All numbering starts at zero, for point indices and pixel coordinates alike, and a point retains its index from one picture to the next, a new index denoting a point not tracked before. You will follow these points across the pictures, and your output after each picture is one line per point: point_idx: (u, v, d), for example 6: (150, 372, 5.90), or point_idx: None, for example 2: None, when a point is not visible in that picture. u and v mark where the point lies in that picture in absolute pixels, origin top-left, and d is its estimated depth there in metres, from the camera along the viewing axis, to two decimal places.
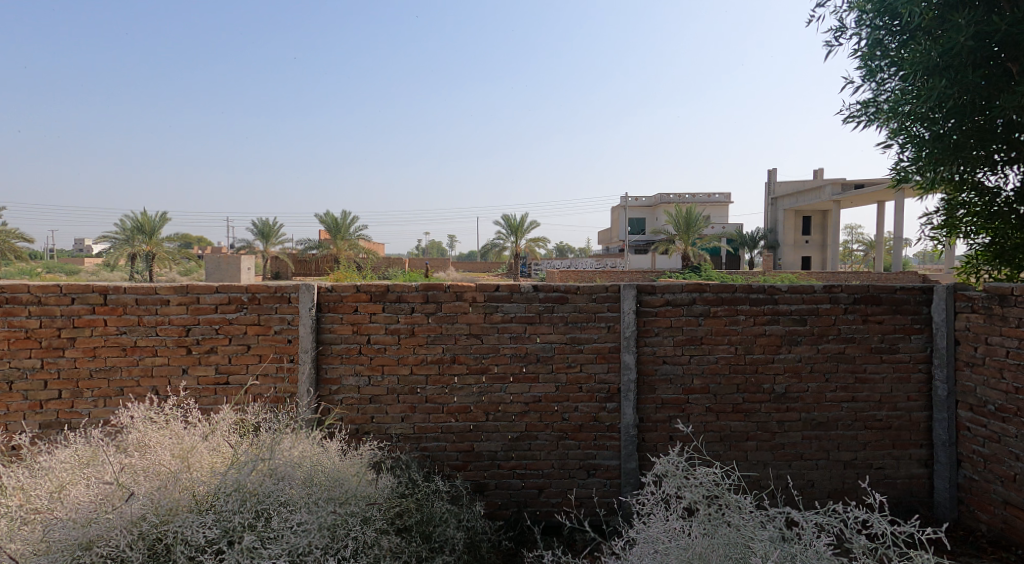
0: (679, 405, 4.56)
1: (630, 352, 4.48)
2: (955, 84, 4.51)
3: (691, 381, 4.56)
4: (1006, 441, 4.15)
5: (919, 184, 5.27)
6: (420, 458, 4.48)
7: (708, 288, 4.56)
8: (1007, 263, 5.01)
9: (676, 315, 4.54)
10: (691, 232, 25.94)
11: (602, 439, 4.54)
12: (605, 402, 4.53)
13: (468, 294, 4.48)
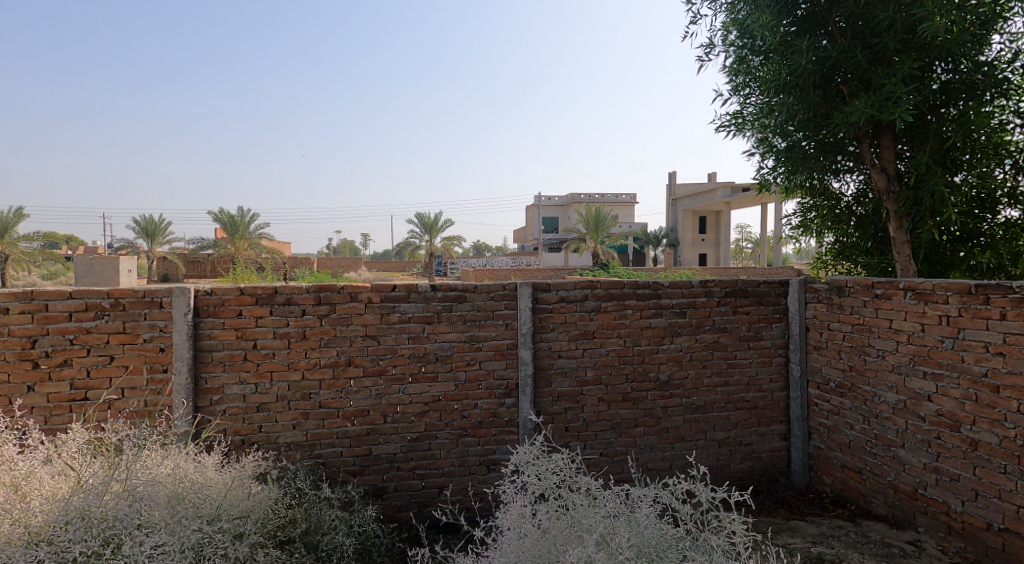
0: (574, 397, 4.72)
1: (527, 348, 4.57)
2: (801, 101, 4.98)
3: (584, 373, 4.73)
4: (843, 413, 4.68)
5: (782, 187, 5.80)
6: (314, 465, 4.36)
7: (598, 284, 4.74)
8: (849, 259, 5.68)
9: (569, 311, 4.68)
10: (604, 232, 26.81)
11: (501, 434, 4.62)
12: (503, 397, 4.61)
13: (362, 294, 4.39)
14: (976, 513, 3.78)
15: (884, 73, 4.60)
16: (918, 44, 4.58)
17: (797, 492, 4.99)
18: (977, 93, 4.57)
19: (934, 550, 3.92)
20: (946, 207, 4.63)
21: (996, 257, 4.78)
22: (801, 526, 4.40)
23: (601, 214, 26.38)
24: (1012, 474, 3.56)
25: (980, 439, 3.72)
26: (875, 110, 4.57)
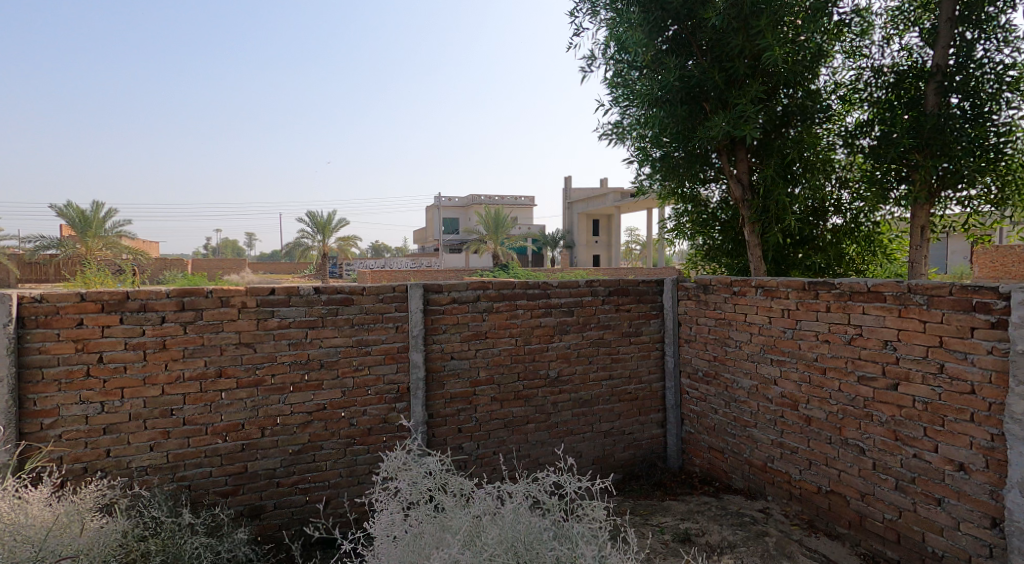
0: (467, 397, 4.80)
1: (418, 351, 4.59)
2: (670, 115, 5.34)
3: (476, 373, 4.82)
4: (708, 399, 5.15)
5: (657, 193, 6.30)
6: (178, 489, 4.11)
7: (490, 285, 4.84)
8: (714, 261, 6.30)
9: (462, 312, 4.75)
10: (502, 232, 26.84)
11: (391, 440, 4.60)
12: (394, 402, 4.60)
13: (236, 299, 4.19)
14: (811, 479, 4.38)
15: (737, 93, 5.10)
16: (763, 71, 5.14)
17: (671, 473, 5.37)
18: (810, 116, 5.36)
19: (779, 514, 4.51)
20: (787, 214, 5.34)
21: (826, 256, 5.67)
22: (673, 505, 4.77)
23: (500, 214, 26.59)
24: (835, 444, 4.21)
25: (813, 415, 4.33)
26: (730, 127, 5.06)
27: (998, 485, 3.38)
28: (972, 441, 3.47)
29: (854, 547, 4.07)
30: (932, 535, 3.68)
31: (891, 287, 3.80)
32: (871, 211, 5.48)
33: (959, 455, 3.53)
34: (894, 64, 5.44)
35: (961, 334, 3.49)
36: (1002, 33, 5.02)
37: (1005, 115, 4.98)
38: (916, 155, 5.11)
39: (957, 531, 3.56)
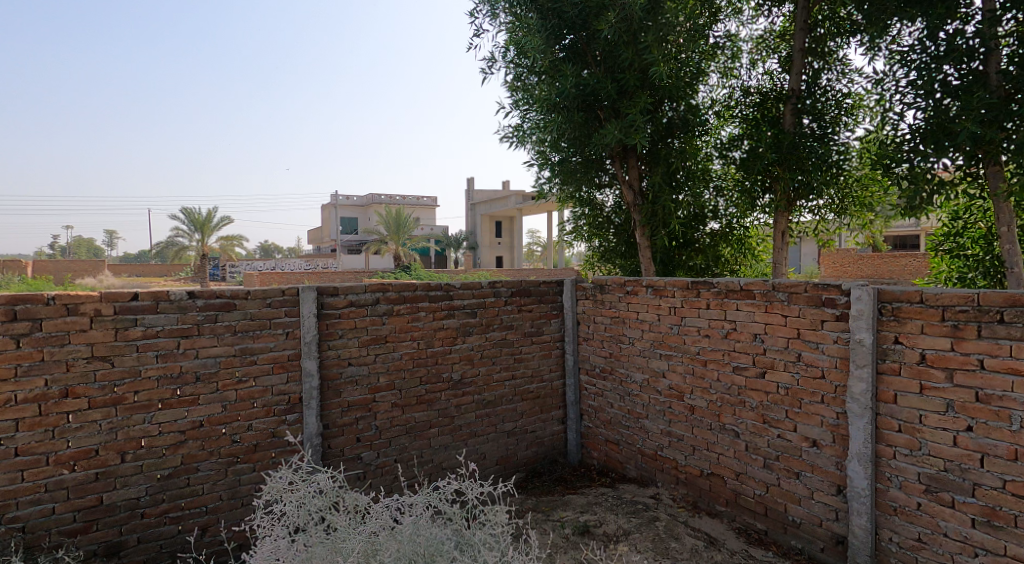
0: (366, 405, 4.60)
1: (312, 358, 4.31)
2: (568, 120, 5.57)
3: (376, 380, 4.64)
4: (604, 394, 5.42)
5: (557, 196, 6.54)
6: (8, 533, 3.49)
7: (390, 288, 4.70)
8: (608, 262, 6.63)
9: (360, 316, 4.54)
10: (405, 232, 26.81)
11: (281, 456, 4.27)
12: (284, 414, 4.27)
13: (85, 306, 3.63)
14: (694, 463, 4.75)
15: (629, 104, 5.40)
16: (651, 85, 5.48)
17: (571, 468, 5.58)
18: (690, 128, 5.84)
19: (668, 499, 4.85)
20: (672, 219, 5.75)
21: (704, 257, 6.24)
22: (572, 499, 4.96)
23: (399, 214, 26.17)
24: (715, 429, 4.58)
25: (696, 405, 4.70)
26: (623, 135, 5.34)
27: (841, 456, 3.84)
28: (822, 420, 3.93)
29: (731, 523, 4.48)
30: (793, 506, 4.13)
31: (759, 285, 4.23)
32: (742, 217, 6.06)
33: (812, 432, 3.98)
34: (759, 86, 6.05)
35: (814, 326, 3.94)
36: (838, 67, 5.86)
37: (842, 137, 5.70)
38: (777, 169, 5.56)
39: (811, 499, 4.02)
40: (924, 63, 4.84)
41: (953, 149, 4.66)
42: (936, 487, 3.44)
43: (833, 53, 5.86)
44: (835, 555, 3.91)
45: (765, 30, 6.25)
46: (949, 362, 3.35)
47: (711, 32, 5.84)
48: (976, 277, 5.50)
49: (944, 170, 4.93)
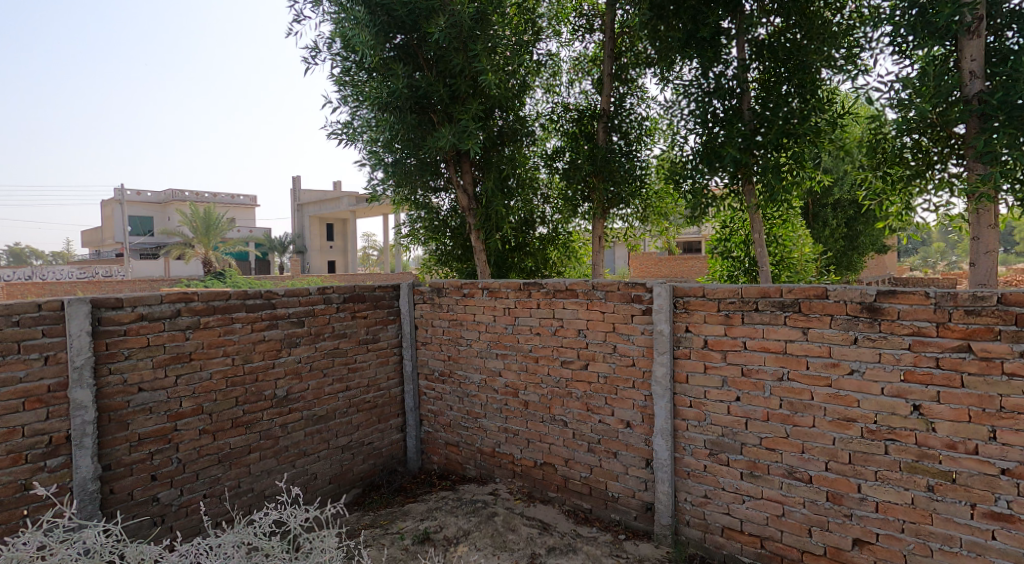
0: (163, 436, 4.00)
1: (83, 387, 3.63)
2: (400, 121, 5.44)
3: (177, 405, 4.07)
4: (444, 397, 5.39)
5: (391, 199, 6.37)
6: None
7: (195, 297, 4.14)
8: (445, 265, 6.64)
9: (153, 332, 3.94)
10: (213, 236, 24.09)
11: (38, 511, 3.54)
12: (43, 460, 3.54)
13: None
14: (529, 456, 4.93)
15: (461, 108, 5.44)
16: (483, 93, 5.57)
17: (411, 475, 5.46)
18: (518, 139, 6.07)
19: (505, 493, 4.99)
20: (505, 223, 5.92)
21: (534, 259, 6.48)
22: (412, 507, 4.85)
23: (210, 211, 23.64)
24: (547, 421, 4.81)
25: (530, 399, 4.88)
26: (457, 139, 5.36)
27: (649, 433, 4.29)
28: (633, 403, 4.36)
29: (562, 507, 4.75)
30: (612, 483, 4.50)
31: (581, 285, 4.54)
32: (566, 222, 6.43)
33: (626, 414, 4.40)
34: (577, 103, 6.47)
35: (626, 319, 4.35)
36: (638, 92, 6.40)
37: (642, 154, 6.27)
38: (594, 180, 6.05)
39: (626, 475, 4.42)
40: (699, 96, 5.63)
41: (718, 171, 5.54)
42: (716, 450, 4.01)
43: (635, 80, 6.40)
44: (647, 522, 4.34)
45: (579, 52, 6.66)
46: (723, 344, 3.94)
47: (534, 49, 6.21)
48: (739, 273, 6.42)
49: (717, 188, 5.86)
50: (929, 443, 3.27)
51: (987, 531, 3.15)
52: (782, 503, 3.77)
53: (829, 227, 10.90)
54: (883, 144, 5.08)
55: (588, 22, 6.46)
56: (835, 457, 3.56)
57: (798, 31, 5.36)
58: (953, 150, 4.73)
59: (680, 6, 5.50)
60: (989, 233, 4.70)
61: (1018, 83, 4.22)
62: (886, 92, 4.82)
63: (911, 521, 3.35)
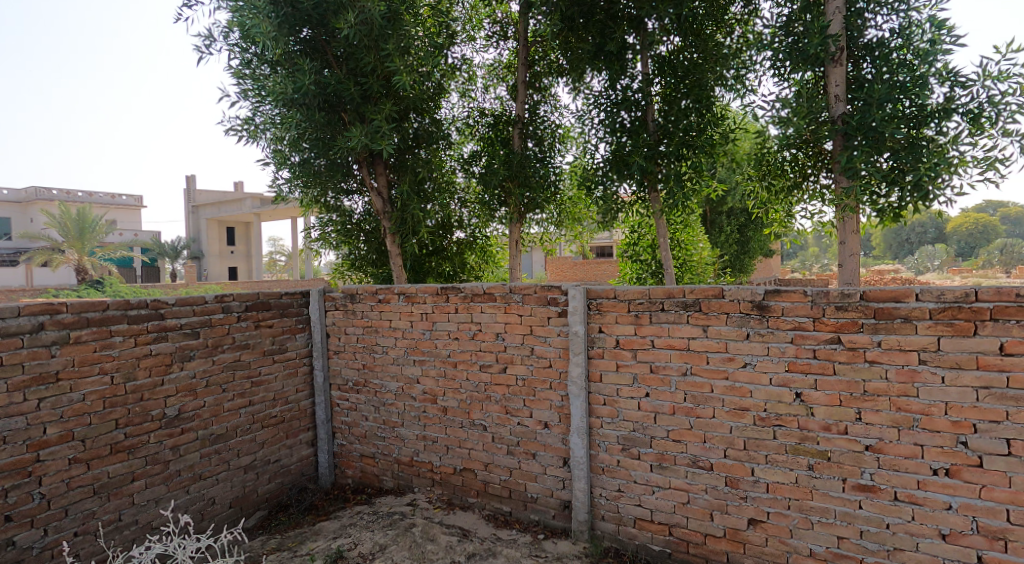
0: (23, 469, 3.55)
1: None
2: (308, 120, 5.16)
3: (43, 432, 3.63)
4: (359, 408, 5.15)
5: (299, 201, 6.05)
6: None
7: (63, 309, 3.72)
8: (359, 271, 6.39)
9: (8, 350, 3.49)
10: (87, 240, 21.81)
11: None
12: None
13: None
14: (449, 463, 4.80)
15: (373, 107, 5.24)
16: (397, 93, 5.39)
17: (323, 492, 5.18)
18: (433, 141, 5.91)
19: (424, 502, 4.82)
20: (421, 227, 5.77)
21: (452, 263, 6.37)
22: (323, 525, 4.60)
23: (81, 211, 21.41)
24: (466, 427, 4.70)
25: (449, 405, 4.75)
26: (368, 140, 5.16)
27: (565, 432, 4.31)
28: (550, 403, 4.36)
29: (481, 512, 4.66)
30: (531, 483, 4.47)
31: (499, 288, 4.48)
32: (483, 227, 6.35)
33: (543, 415, 4.39)
34: (493, 109, 6.41)
35: (542, 322, 4.35)
36: (552, 101, 6.46)
37: (557, 161, 6.30)
38: (510, 185, 6.01)
39: (544, 474, 4.41)
40: (608, 107, 5.78)
41: (620, 180, 5.75)
42: (628, 445, 4.11)
43: (548, 88, 6.44)
44: (565, 519, 4.35)
45: (493, 59, 6.59)
46: (634, 343, 4.05)
47: (449, 53, 6.07)
48: (646, 276, 6.58)
49: (625, 195, 5.97)
50: (809, 427, 3.56)
51: (856, 502, 3.46)
52: (687, 491, 3.92)
53: (723, 233, 11.70)
54: (767, 157, 5.46)
55: (501, 29, 6.42)
56: (732, 445, 3.77)
57: (694, 52, 5.57)
58: (822, 165, 5.17)
59: (589, 19, 5.62)
60: (851, 239, 5.14)
61: (871, 107, 4.64)
62: (769, 111, 5.16)
63: (796, 498, 3.61)
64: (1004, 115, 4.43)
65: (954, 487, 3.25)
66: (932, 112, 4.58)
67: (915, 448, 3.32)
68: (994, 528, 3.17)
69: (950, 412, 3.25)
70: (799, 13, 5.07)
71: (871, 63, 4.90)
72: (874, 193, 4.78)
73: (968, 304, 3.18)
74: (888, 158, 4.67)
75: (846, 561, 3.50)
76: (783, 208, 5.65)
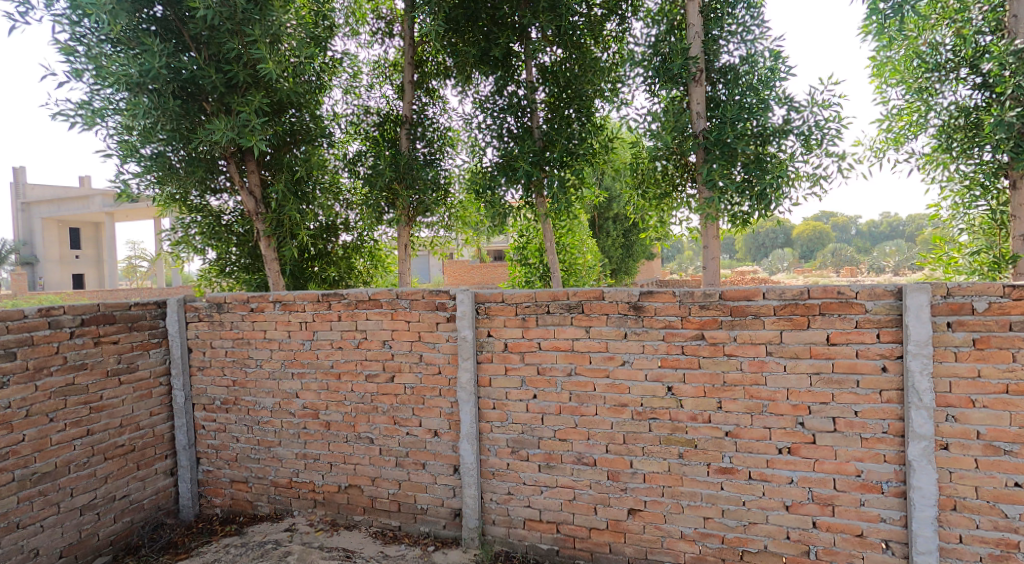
0: None
1: None
2: (159, 108, 4.59)
3: None
4: (228, 429, 4.66)
5: (155, 201, 5.40)
6: None
7: None
8: (232, 278, 5.83)
9: None
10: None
11: None
12: None
13: None
14: (333, 481, 4.44)
15: (241, 98, 4.76)
16: (268, 84, 4.94)
17: (185, 526, 4.61)
18: (312, 138, 5.48)
19: (304, 526, 4.43)
20: (300, 229, 5.40)
21: (338, 268, 5.97)
22: None
23: None
24: (351, 441, 4.37)
25: (332, 419, 4.40)
26: (235, 134, 4.69)
27: (455, 439, 4.12)
28: (440, 411, 4.15)
29: (369, 530, 4.34)
30: (421, 494, 4.24)
31: (385, 293, 4.21)
32: (371, 230, 6.00)
33: (433, 423, 4.17)
34: (378, 108, 6.11)
35: (431, 328, 4.14)
36: (440, 103, 6.25)
37: (445, 164, 6.14)
38: (398, 186, 5.73)
39: (435, 484, 4.20)
40: (494, 112, 5.72)
41: (505, 182, 5.61)
42: (518, 447, 4.00)
43: (436, 90, 6.24)
44: (455, 528, 4.16)
45: (379, 56, 6.30)
46: (521, 347, 3.95)
47: (329, 47, 5.70)
48: (535, 279, 6.54)
49: (514, 201, 5.87)
50: (679, 418, 3.67)
51: (718, 484, 3.61)
52: (573, 488, 3.89)
53: (611, 237, 12.10)
54: (641, 166, 5.58)
55: (386, 26, 6.15)
56: (613, 440, 3.79)
57: (575, 64, 5.65)
58: (688, 176, 5.41)
59: (473, 22, 5.56)
60: (713, 243, 5.39)
61: (727, 122, 4.91)
62: (641, 124, 5.32)
63: (669, 485, 3.70)
64: (827, 138, 4.84)
65: (795, 462, 3.47)
66: (773, 133, 4.93)
67: (764, 431, 3.52)
68: (824, 496, 3.43)
69: (791, 397, 3.47)
70: (665, 33, 5.26)
71: (724, 86, 5.20)
72: (730, 204, 5.08)
73: (803, 301, 3.43)
74: (741, 170, 4.97)
75: (710, 540, 3.64)
76: (656, 216, 5.78)
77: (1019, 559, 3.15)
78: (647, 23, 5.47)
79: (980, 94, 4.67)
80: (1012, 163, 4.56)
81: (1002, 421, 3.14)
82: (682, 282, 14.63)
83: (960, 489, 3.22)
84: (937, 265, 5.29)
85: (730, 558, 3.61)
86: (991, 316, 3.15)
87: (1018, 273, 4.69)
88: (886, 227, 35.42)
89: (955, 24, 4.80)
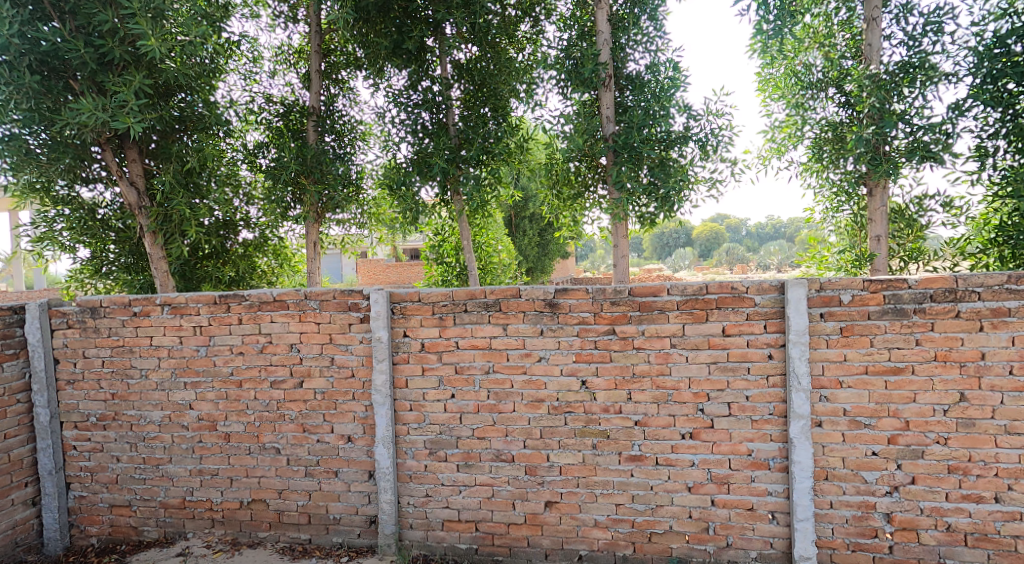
0: None
1: None
2: (12, 84, 4.03)
3: None
4: (107, 448, 4.15)
5: (12, 191, 4.74)
6: None
7: None
8: (112, 279, 5.24)
9: None
10: None
11: None
12: None
13: None
14: (233, 496, 4.05)
15: (117, 77, 4.27)
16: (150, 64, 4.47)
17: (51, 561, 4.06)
18: (206, 127, 5.01)
19: (199, 548, 3.99)
20: (191, 225, 4.89)
21: (236, 268, 5.48)
22: None
23: None
24: (254, 453, 4.00)
25: (232, 431, 4.01)
26: (106, 117, 4.19)
27: (370, 444, 3.86)
28: (353, 415, 3.87)
29: (274, 546, 3.99)
30: (333, 504, 3.94)
31: (292, 294, 3.87)
32: (275, 227, 5.57)
33: (346, 428, 3.88)
34: (281, 97, 5.67)
35: (342, 329, 3.85)
36: (350, 95, 5.91)
37: (356, 159, 5.80)
38: (305, 181, 5.34)
39: (348, 492, 3.91)
40: (406, 108, 5.46)
41: (419, 180, 5.37)
42: (434, 448, 3.79)
43: (346, 82, 5.89)
44: (371, 536, 3.90)
45: (282, 42, 5.87)
46: (438, 346, 3.74)
47: (224, 29, 5.20)
48: (451, 278, 6.31)
49: (428, 199, 5.63)
50: (592, 410, 3.58)
51: (628, 471, 3.56)
52: (491, 485, 3.73)
53: (527, 236, 12.07)
54: (555, 166, 5.48)
55: (290, 10, 5.73)
56: (530, 435, 3.66)
57: (490, 63, 5.48)
58: (599, 177, 5.31)
59: (384, 12, 5.24)
60: (622, 242, 5.36)
61: (636, 126, 4.90)
62: (554, 125, 5.24)
63: (583, 476, 3.61)
64: (722, 144, 4.93)
65: (695, 446, 3.48)
66: (675, 138, 4.95)
67: (669, 419, 3.50)
68: (721, 475, 3.46)
69: (692, 385, 3.47)
70: (577, 38, 5.20)
71: (632, 92, 5.17)
72: (639, 207, 5.07)
73: (702, 296, 3.43)
74: (646, 173, 4.99)
75: (621, 525, 3.59)
76: (570, 216, 5.71)
77: (877, 519, 3.29)
78: (560, 26, 5.36)
79: (845, 112, 4.87)
80: (869, 173, 4.76)
81: (863, 398, 3.27)
82: (596, 281, 14.68)
83: (831, 460, 3.32)
84: (811, 263, 5.48)
85: (639, 541, 3.57)
86: (854, 307, 3.26)
87: (876, 270, 4.92)
88: (774, 227, 37.88)
89: (824, 49, 5.01)
